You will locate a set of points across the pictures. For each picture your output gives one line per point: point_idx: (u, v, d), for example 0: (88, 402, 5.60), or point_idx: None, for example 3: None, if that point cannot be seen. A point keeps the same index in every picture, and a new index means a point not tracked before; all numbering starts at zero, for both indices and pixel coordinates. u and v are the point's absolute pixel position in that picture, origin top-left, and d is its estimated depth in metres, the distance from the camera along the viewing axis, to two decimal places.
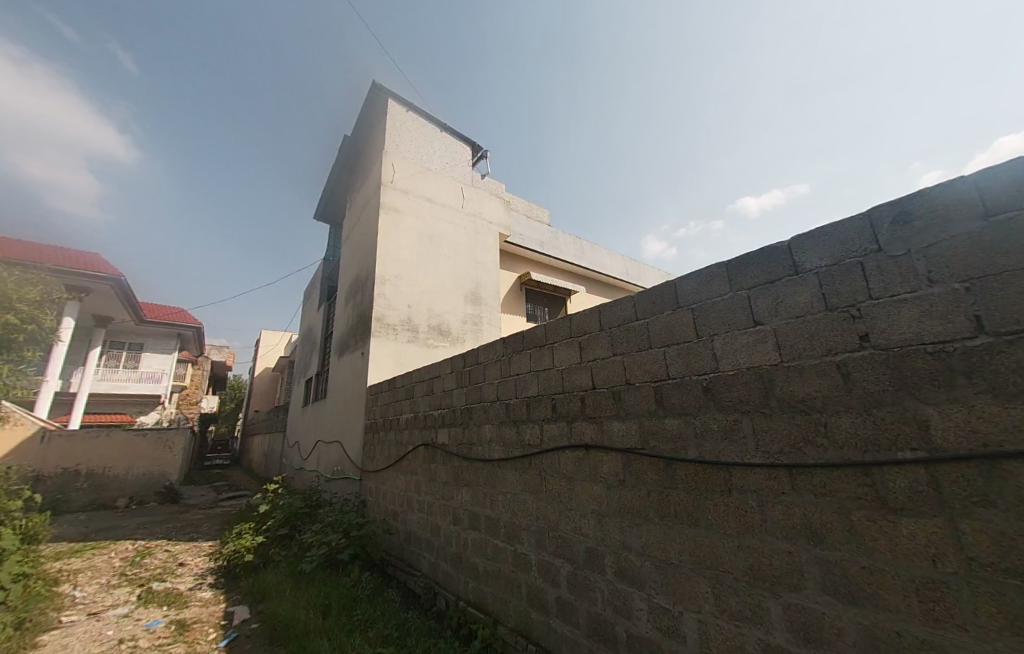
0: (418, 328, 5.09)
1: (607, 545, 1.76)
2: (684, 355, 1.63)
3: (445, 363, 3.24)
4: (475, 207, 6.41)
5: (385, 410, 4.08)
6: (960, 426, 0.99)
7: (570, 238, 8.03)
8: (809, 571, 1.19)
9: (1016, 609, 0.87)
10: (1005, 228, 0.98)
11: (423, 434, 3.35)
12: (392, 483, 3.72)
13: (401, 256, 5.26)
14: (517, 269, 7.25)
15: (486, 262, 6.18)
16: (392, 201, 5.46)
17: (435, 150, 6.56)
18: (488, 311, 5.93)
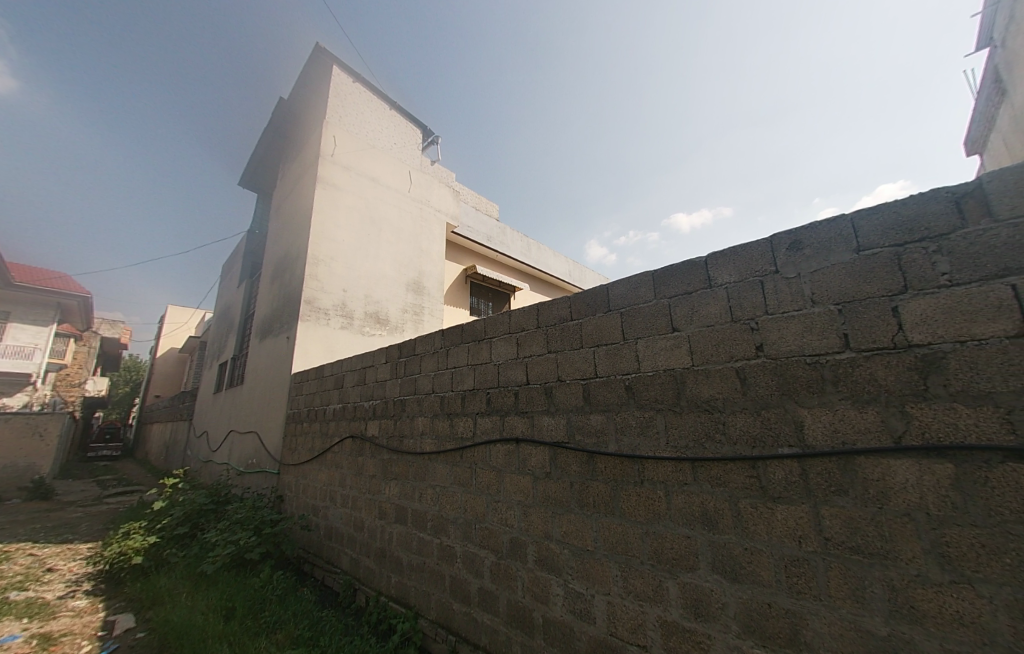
0: (354, 313, 4.81)
1: (530, 535, 1.82)
2: (611, 356, 1.72)
3: (379, 352, 3.10)
4: (424, 192, 6.21)
5: (312, 399, 3.81)
6: (826, 427, 1.17)
7: (518, 236, 8.11)
8: (702, 553, 1.34)
9: (856, 580, 1.06)
10: (869, 262, 1.18)
11: (353, 427, 3.19)
12: (314, 477, 3.51)
13: (339, 236, 4.93)
14: (465, 262, 7.16)
15: (433, 252, 6.03)
16: (332, 176, 5.08)
17: (383, 127, 6.21)
18: (431, 301, 5.82)
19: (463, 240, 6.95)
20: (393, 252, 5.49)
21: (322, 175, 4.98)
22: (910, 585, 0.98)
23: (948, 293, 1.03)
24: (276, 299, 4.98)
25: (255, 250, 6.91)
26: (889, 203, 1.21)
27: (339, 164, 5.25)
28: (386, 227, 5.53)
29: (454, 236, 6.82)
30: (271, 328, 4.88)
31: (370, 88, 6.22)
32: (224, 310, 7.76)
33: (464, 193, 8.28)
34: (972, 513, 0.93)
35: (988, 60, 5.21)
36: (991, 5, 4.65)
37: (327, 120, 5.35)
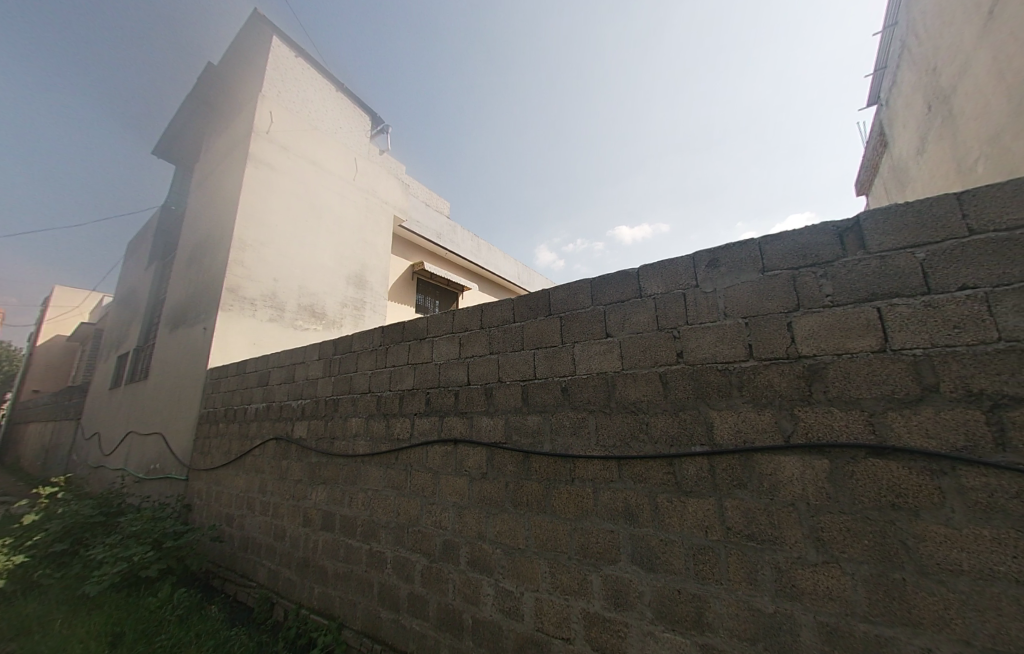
0: (286, 305, 4.46)
1: (464, 536, 1.82)
2: (550, 358, 1.78)
3: (310, 349, 2.91)
4: (370, 182, 6.05)
5: (231, 398, 3.48)
6: (731, 427, 1.31)
7: (469, 235, 8.06)
8: (624, 547, 1.42)
9: (751, 563, 1.19)
10: (770, 282, 1.34)
11: (277, 428, 2.96)
12: (230, 483, 3.20)
13: (272, 221, 4.56)
14: (412, 258, 6.98)
15: (377, 245, 5.87)
16: (266, 155, 4.69)
17: (327, 110, 5.87)
18: (373, 296, 5.66)
19: (411, 236, 6.78)
20: (334, 243, 5.24)
21: (255, 153, 4.57)
22: (792, 565, 1.13)
23: (830, 313, 1.21)
24: (193, 285, 4.46)
25: (170, 229, 6.14)
26: (791, 231, 1.38)
27: (275, 143, 4.86)
28: (327, 216, 5.24)
29: (401, 230, 6.63)
30: (185, 318, 4.36)
31: (315, 66, 5.84)
32: (128, 294, 6.80)
33: (414, 187, 8.07)
34: (841, 501, 1.11)
35: (874, 116, 6.15)
36: (878, 69, 5.50)
37: (262, 94, 4.93)
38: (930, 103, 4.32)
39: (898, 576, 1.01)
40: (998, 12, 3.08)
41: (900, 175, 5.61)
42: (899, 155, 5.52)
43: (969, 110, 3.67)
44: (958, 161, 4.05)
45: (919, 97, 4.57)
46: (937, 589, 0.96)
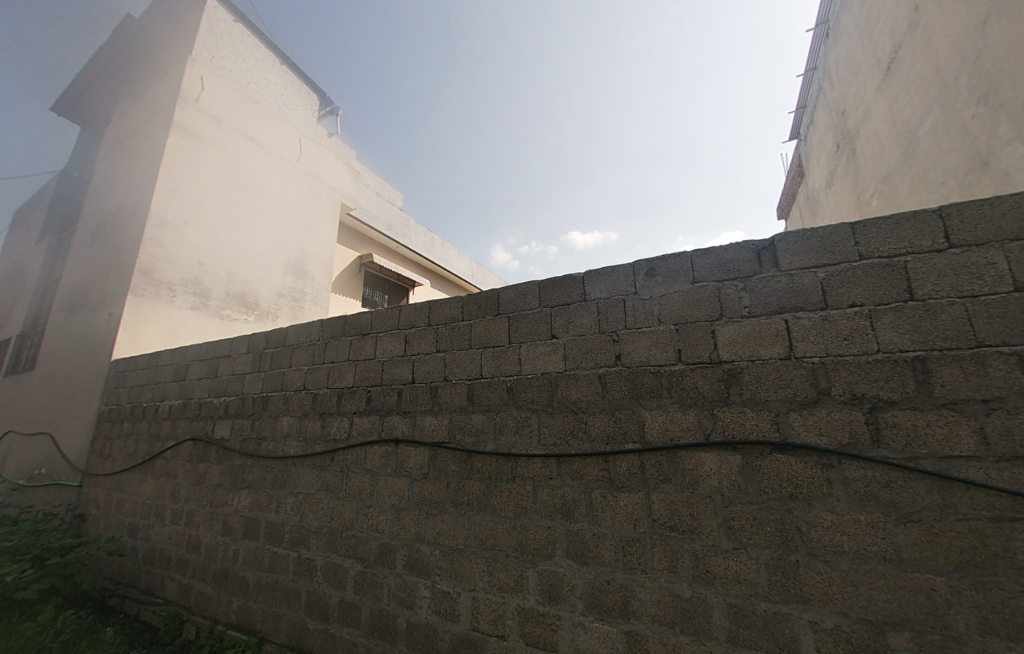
0: (212, 293, 4.08)
1: (401, 539, 1.77)
2: (496, 358, 1.78)
3: (237, 342, 2.69)
4: (315, 165, 5.81)
5: (140, 394, 3.10)
6: (661, 425, 1.39)
7: (422, 230, 7.91)
8: (560, 542, 1.46)
9: (672, 552, 1.28)
10: (699, 292, 1.45)
11: (195, 428, 2.68)
12: (135, 490, 2.85)
13: (200, 200, 4.15)
14: (361, 248, 6.70)
15: (320, 233, 5.63)
16: (193, 124, 4.24)
17: (268, 85, 5.48)
18: (314, 286, 5.40)
19: (359, 225, 6.51)
20: (270, 229, 4.93)
21: (181, 122, 4.12)
22: (708, 552, 1.23)
23: (748, 323, 1.34)
24: (98, 264, 3.90)
25: (70, 200, 5.33)
26: (718, 247, 1.50)
27: (206, 114, 4.42)
28: (263, 199, 4.92)
29: (349, 218, 6.34)
30: (85, 302, 3.80)
31: (257, 36, 5.39)
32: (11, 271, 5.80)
33: (366, 175, 7.73)
34: (750, 492, 1.23)
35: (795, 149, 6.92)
36: (799, 108, 6.19)
37: (192, 57, 4.44)
38: (839, 141, 4.93)
39: (793, 558, 1.14)
40: (892, 69, 3.58)
41: (812, 203, 6.37)
42: (813, 185, 6.25)
43: (868, 151, 4.25)
44: (857, 195, 4.67)
45: (830, 136, 5.21)
46: (823, 568, 1.10)
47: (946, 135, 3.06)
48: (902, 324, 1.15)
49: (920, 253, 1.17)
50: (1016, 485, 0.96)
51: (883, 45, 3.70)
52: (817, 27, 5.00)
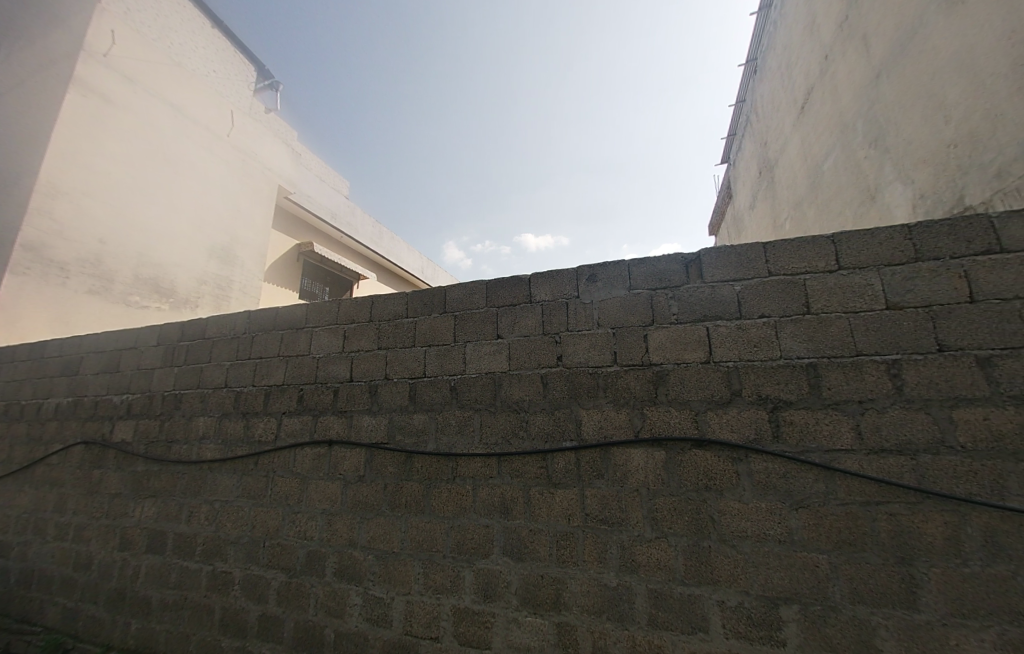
0: (116, 277, 3.61)
1: (331, 546, 1.68)
2: (441, 356, 1.76)
3: (144, 333, 2.39)
4: (248, 142, 5.38)
5: (17, 390, 2.65)
6: (596, 424, 1.46)
7: (370, 221, 7.65)
8: (497, 540, 1.48)
9: (602, 544, 1.35)
10: (634, 299, 1.54)
11: (89, 430, 2.35)
12: (6, 502, 2.43)
13: (103, 169, 3.63)
14: (301, 235, 6.27)
15: (253, 217, 5.21)
16: (98, 82, 3.70)
17: (195, 49, 4.95)
18: (243, 274, 4.98)
19: (300, 211, 6.10)
20: (192, 208, 4.47)
21: (82, 78, 3.58)
22: (635, 543, 1.32)
23: (675, 329, 1.45)
24: None
25: None
26: (652, 257, 1.60)
27: (116, 72, 3.88)
28: (185, 176, 4.44)
29: (287, 202, 5.90)
30: None
31: None
32: None
33: (310, 159, 7.25)
34: (671, 485, 1.33)
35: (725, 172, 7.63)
36: (729, 136, 6.82)
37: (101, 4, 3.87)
38: (760, 169, 5.51)
39: (706, 544, 1.25)
40: (805, 109, 4.07)
41: (738, 223, 7.05)
42: (738, 206, 6.93)
43: (783, 180, 4.79)
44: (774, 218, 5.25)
45: (754, 164, 5.81)
46: (731, 552, 1.22)
47: (844, 173, 3.54)
48: (800, 334, 1.30)
49: (815, 273, 1.35)
50: (880, 473, 1.14)
51: (799, 87, 4.19)
52: (747, 63, 5.53)
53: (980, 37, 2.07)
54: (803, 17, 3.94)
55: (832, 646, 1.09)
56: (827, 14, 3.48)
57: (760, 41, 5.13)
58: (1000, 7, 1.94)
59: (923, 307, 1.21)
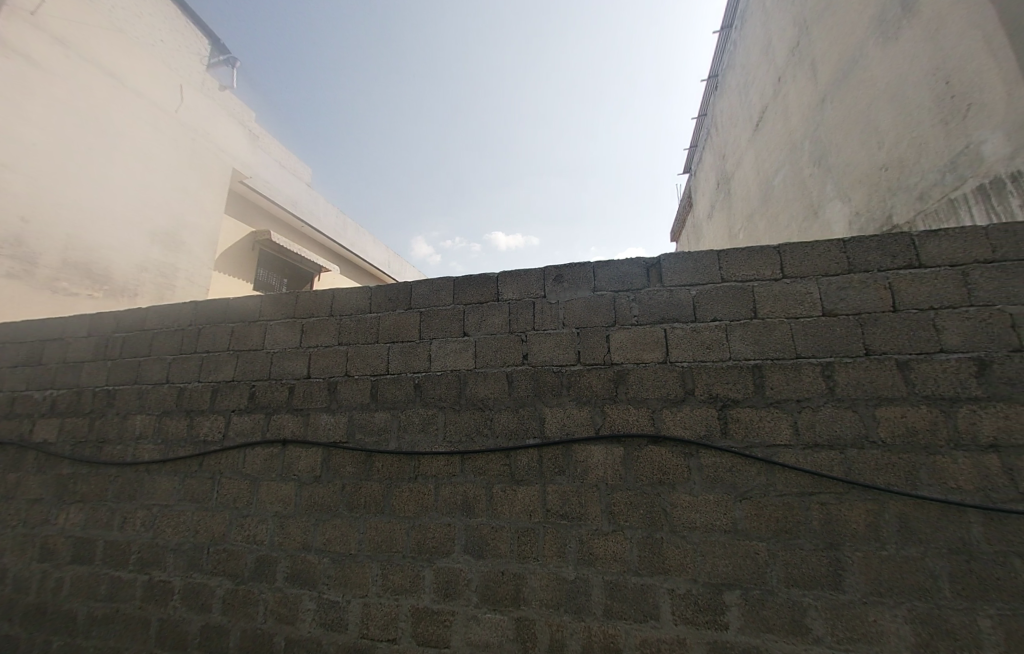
0: (40, 259, 3.23)
1: (283, 550, 1.60)
2: (405, 353, 1.72)
3: (73, 323, 2.17)
4: (198, 120, 4.99)
5: None
6: (559, 421, 1.49)
7: (332, 211, 7.44)
8: (458, 538, 1.47)
9: (562, 539, 1.38)
10: (598, 300, 1.58)
11: (3, 430, 2.10)
12: None
13: (27, 139, 3.23)
14: (258, 223, 5.92)
15: (204, 201, 4.87)
16: (23, 40, 3.28)
17: (140, 12, 4.51)
18: (189, 261, 4.62)
19: (255, 197, 5.75)
20: (131, 187, 4.09)
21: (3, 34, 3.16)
22: (593, 536, 1.36)
23: (635, 330, 1.50)
24: None
25: None
26: (616, 260, 1.65)
27: (44, 30, 3.46)
28: (125, 153, 4.07)
29: (242, 186, 5.55)
30: None
31: None
32: None
33: (270, 142, 6.84)
34: (628, 479, 1.38)
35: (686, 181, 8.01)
36: (691, 147, 7.18)
37: None
38: (718, 180, 5.84)
39: (659, 536, 1.31)
40: (759, 126, 4.35)
41: (696, 231, 7.45)
42: (697, 215, 7.32)
43: (738, 192, 5.11)
44: (728, 227, 5.59)
45: (712, 176, 6.15)
46: (681, 542, 1.29)
47: (791, 188, 3.82)
48: (748, 338, 1.40)
49: (763, 280, 1.44)
50: (813, 466, 1.25)
51: (754, 106, 4.47)
52: (709, 79, 5.83)
53: (908, 73, 2.30)
54: (760, 40, 4.20)
55: (769, 626, 1.18)
56: (782, 39, 3.73)
57: (721, 59, 5.42)
58: (925, 47, 2.17)
59: (853, 315, 1.33)
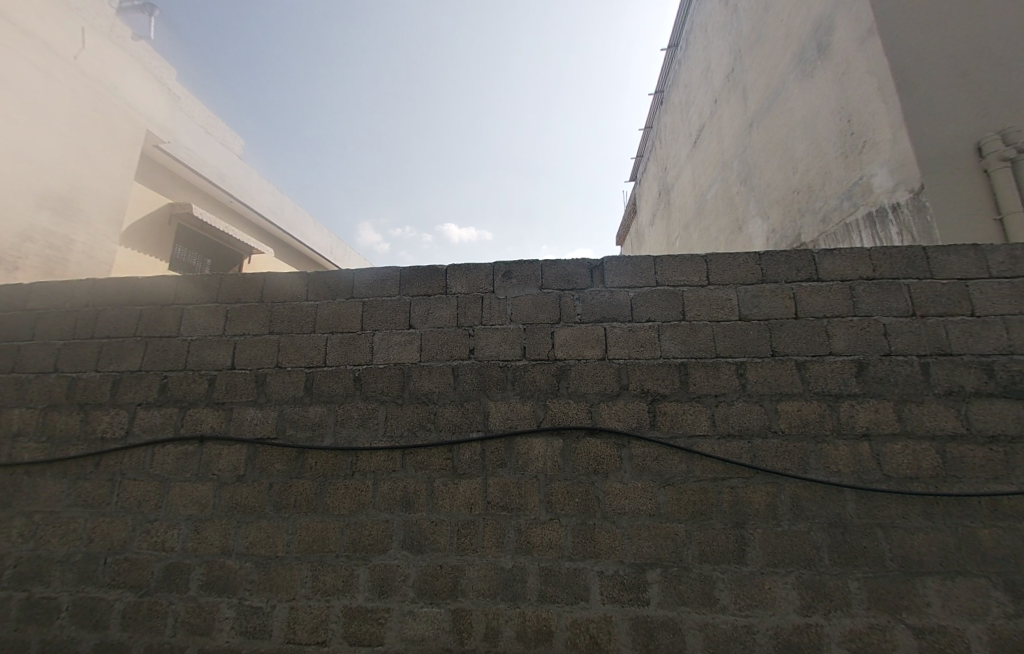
0: None
1: (198, 556, 1.47)
2: (345, 345, 1.64)
3: None
4: (102, 71, 4.29)
5: None
6: (503, 415, 1.51)
7: (266, 188, 6.88)
8: (396, 534, 1.44)
9: (501, 530, 1.41)
10: (545, 297, 1.62)
11: None
12: None
13: None
14: (175, 194, 5.30)
15: (107, 168, 4.23)
16: None
17: None
18: (87, 235, 3.98)
19: (175, 164, 5.15)
20: (16, 142, 3.42)
21: None
22: (531, 526, 1.40)
23: (579, 328, 1.56)
24: None
25: None
26: (563, 259, 1.70)
27: None
28: (8, 101, 3.38)
29: (159, 151, 4.93)
30: None
31: None
32: None
33: (195, 105, 6.10)
34: (566, 470, 1.44)
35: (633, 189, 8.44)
36: (637, 157, 7.59)
37: None
38: (660, 191, 6.24)
39: (591, 522, 1.39)
40: (697, 143, 4.70)
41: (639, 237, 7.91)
42: (640, 221, 7.77)
43: (676, 203, 5.50)
44: (666, 235, 6.03)
45: (654, 186, 6.57)
46: (611, 527, 1.38)
47: (720, 203, 4.20)
48: (678, 338, 1.51)
49: (692, 286, 1.57)
50: (725, 454, 1.39)
51: (693, 124, 4.83)
52: (656, 94, 6.19)
53: (819, 109, 2.62)
54: (701, 62, 4.54)
55: (683, 599, 1.30)
56: (720, 65, 4.06)
57: (667, 76, 5.78)
58: (833, 88, 2.48)
59: (764, 320, 1.50)
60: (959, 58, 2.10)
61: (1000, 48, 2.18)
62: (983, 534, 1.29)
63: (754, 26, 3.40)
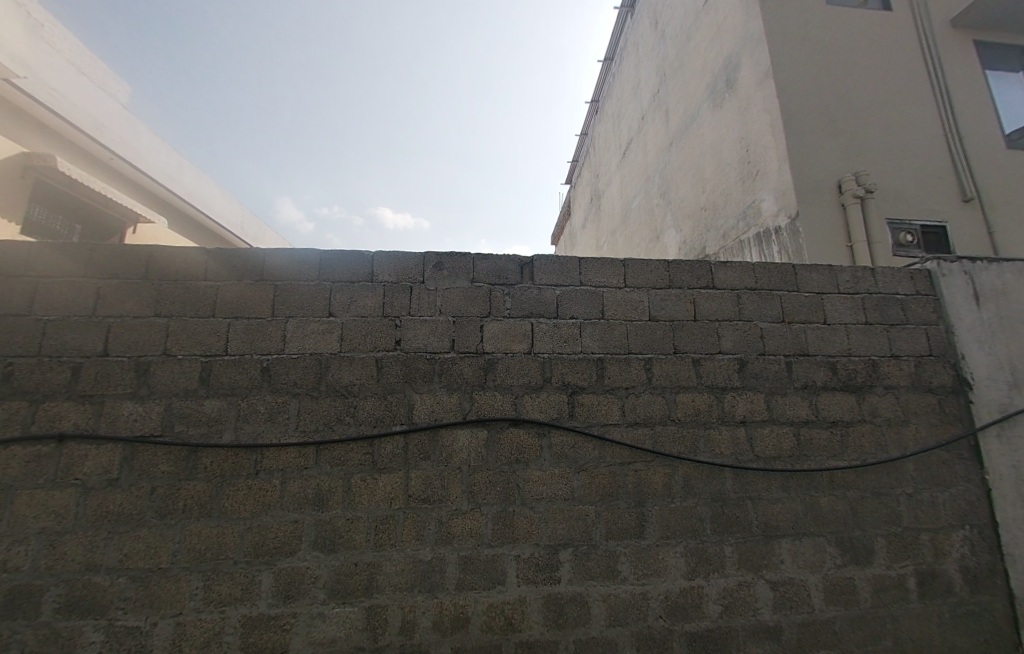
0: None
1: (53, 576, 1.24)
2: (253, 332, 1.49)
3: None
4: None
5: None
6: (427, 407, 1.50)
7: (158, 148, 5.92)
8: (306, 535, 1.36)
9: (421, 523, 1.40)
10: (475, 291, 1.63)
11: None
12: None
13: None
14: (27, 142, 4.25)
15: None
16: None
17: None
18: None
19: (35, 107, 4.15)
20: None
21: None
22: (452, 517, 1.42)
23: (507, 322, 1.60)
24: None
25: None
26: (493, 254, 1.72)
27: None
28: None
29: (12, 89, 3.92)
30: None
31: None
32: None
33: (64, 36, 4.99)
34: (489, 460, 1.48)
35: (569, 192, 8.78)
36: (573, 161, 7.89)
37: None
38: (592, 196, 6.58)
39: (510, 509, 1.44)
40: (626, 154, 5.02)
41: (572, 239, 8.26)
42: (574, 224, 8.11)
43: (606, 210, 5.85)
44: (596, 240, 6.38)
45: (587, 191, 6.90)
46: (529, 513, 1.44)
47: (643, 212, 4.55)
48: (597, 335, 1.63)
49: (612, 287, 1.70)
50: (632, 441, 1.53)
51: (624, 136, 5.15)
52: (592, 103, 6.48)
53: (725, 136, 2.97)
54: (632, 79, 4.86)
55: (590, 574, 1.42)
56: (648, 84, 4.38)
57: (602, 88, 6.10)
58: (738, 120, 2.82)
59: (669, 322, 1.67)
60: (830, 110, 2.53)
61: (858, 105, 2.67)
62: (823, 500, 1.59)
63: (678, 53, 3.73)
